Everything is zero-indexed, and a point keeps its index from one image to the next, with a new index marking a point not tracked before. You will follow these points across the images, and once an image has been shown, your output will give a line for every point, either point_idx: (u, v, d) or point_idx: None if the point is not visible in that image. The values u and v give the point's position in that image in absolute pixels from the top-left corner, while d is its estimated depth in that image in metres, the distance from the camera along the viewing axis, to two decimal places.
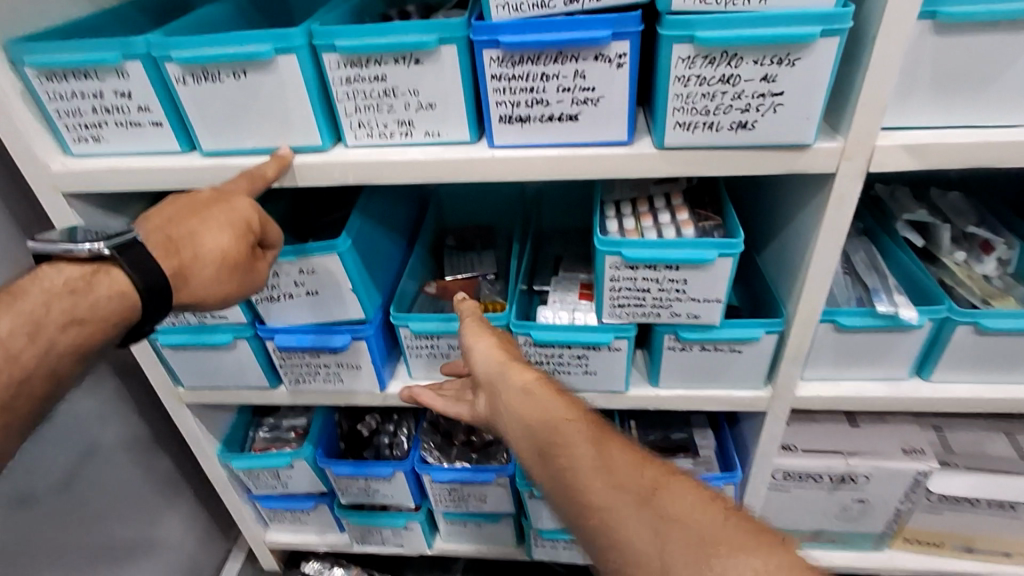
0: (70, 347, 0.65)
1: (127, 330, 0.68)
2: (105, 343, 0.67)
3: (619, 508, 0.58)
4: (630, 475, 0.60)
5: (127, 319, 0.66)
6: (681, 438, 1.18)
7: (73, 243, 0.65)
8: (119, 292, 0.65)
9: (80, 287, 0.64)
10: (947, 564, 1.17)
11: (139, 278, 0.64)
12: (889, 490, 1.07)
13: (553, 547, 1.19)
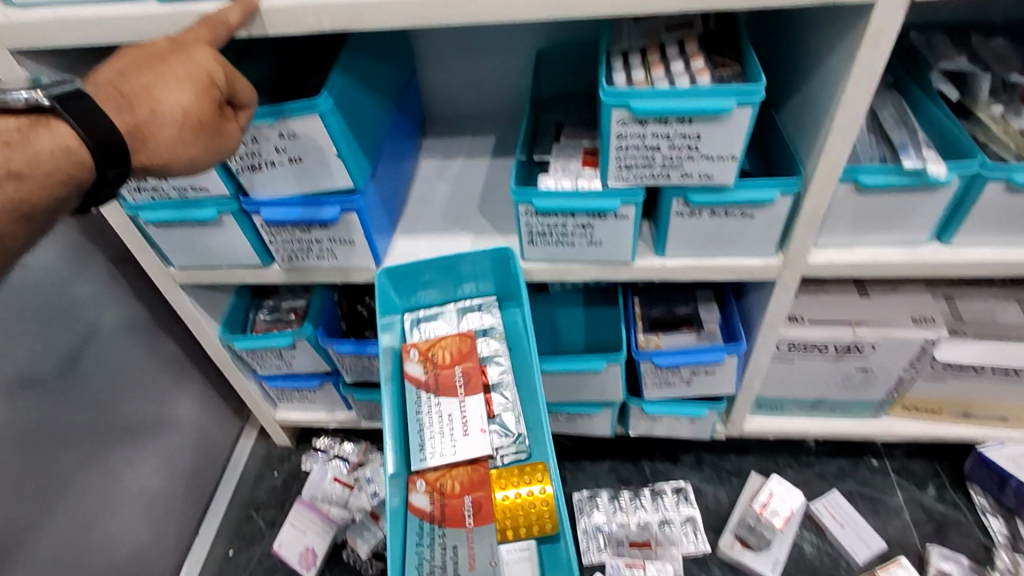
0: (7, 206, 0.57)
1: (79, 195, 0.62)
2: (52, 209, 0.60)
3: None
4: None
5: (76, 179, 0.60)
6: (686, 313, 1.16)
7: (5, 93, 0.58)
8: (62, 147, 0.59)
9: (15, 141, 0.58)
10: (943, 429, 1.19)
11: (88, 130, 0.58)
12: (895, 359, 1.06)
13: (557, 420, 1.22)
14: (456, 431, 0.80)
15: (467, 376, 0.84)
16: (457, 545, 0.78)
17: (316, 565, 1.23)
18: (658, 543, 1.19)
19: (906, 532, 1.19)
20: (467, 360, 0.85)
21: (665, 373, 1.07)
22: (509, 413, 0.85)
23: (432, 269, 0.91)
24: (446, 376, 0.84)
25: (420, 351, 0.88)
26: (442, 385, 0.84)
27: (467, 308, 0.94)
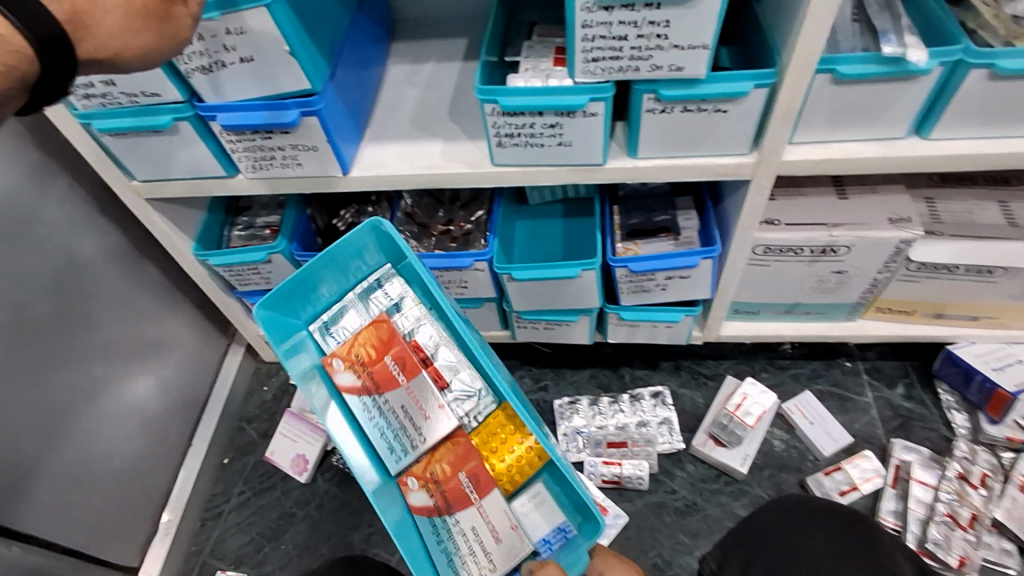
0: None
1: (24, 90, 0.56)
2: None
3: None
4: None
5: (18, 71, 0.54)
6: (665, 221, 1.15)
7: None
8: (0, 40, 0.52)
9: None
10: (915, 330, 1.21)
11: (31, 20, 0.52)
12: (869, 260, 1.06)
13: (536, 330, 1.24)
14: (414, 421, 0.83)
15: (403, 363, 0.85)
16: (474, 526, 0.83)
17: (307, 471, 1.29)
18: (635, 442, 1.24)
19: (872, 427, 1.25)
20: (393, 347, 0.85)
21: (640, 279, 1.07)
22: (461, 373, 0.88)
23: (328, 275, 0.93)
24: (380, 369, 0.85)
25: (345, 358, 0.87)
26: (379, 380, 0.85)
27: (368, 290, 0.93)
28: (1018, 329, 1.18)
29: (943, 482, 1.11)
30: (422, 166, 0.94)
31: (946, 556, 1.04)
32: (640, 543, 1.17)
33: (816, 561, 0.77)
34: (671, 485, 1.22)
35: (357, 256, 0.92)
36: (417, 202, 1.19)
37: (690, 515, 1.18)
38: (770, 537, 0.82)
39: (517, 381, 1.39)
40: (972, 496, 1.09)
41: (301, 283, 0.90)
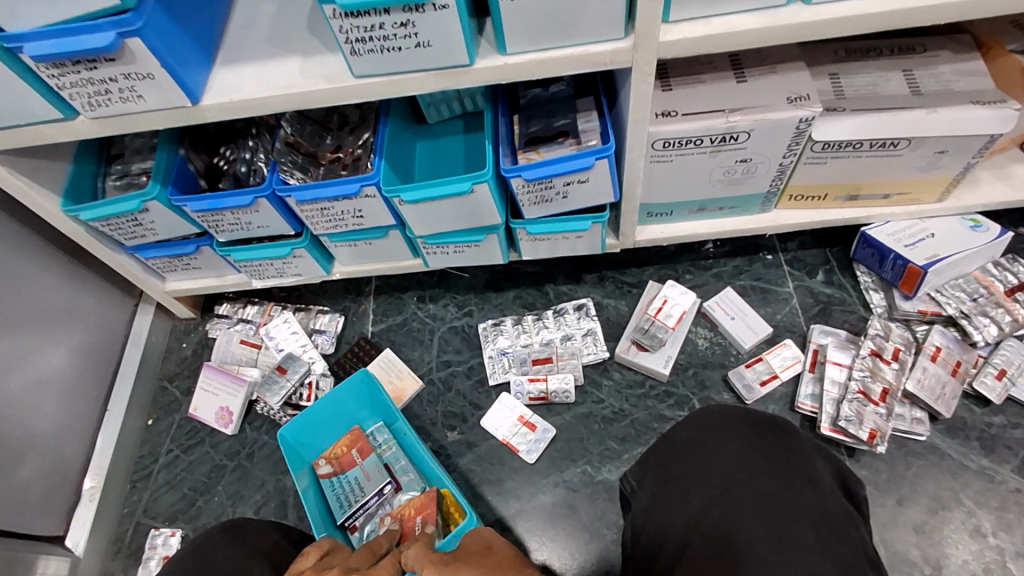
0: None
1: None
2: None
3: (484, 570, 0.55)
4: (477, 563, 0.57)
5: None
6: (564, 126, 1.09)
7: None
8: None
9: None
10: (829, 214, 1.20)
11: None
12: (772, 143, 1.02)
13: (446, 254, 1.20)
14: (360, 482, 1.09)
15: (364, 450, 1.11)
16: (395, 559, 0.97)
17: (233, 422, 1.26)
18: (560, 356, 1.23)
19: (793, 316, 1.25)
20: (358, 441, 1.11)
21: (539, 188, 1.02)
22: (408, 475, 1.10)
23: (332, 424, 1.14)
24: (348, 457, 1.10)
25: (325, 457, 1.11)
26: (344, 465, 1.10)
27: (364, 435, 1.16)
28: (929, 203, 1.17)
29: (857, 360, 1.11)
30: (280, 85, 0.86)
31: (858, 431, 1.05)
32: (570, 454, 1.18)
33: (729, 477, 0.71)
34: (598, 395, 1.22)
35: (354, 399, 1.15)
36: (300, 129, 1.11)
37: (616, 422, 1.19)
38: (683, 456, 0.76)
39: (441, 311, 1.37)
40: (884, 371, 1.10)
41: (307, 420, 1.10)
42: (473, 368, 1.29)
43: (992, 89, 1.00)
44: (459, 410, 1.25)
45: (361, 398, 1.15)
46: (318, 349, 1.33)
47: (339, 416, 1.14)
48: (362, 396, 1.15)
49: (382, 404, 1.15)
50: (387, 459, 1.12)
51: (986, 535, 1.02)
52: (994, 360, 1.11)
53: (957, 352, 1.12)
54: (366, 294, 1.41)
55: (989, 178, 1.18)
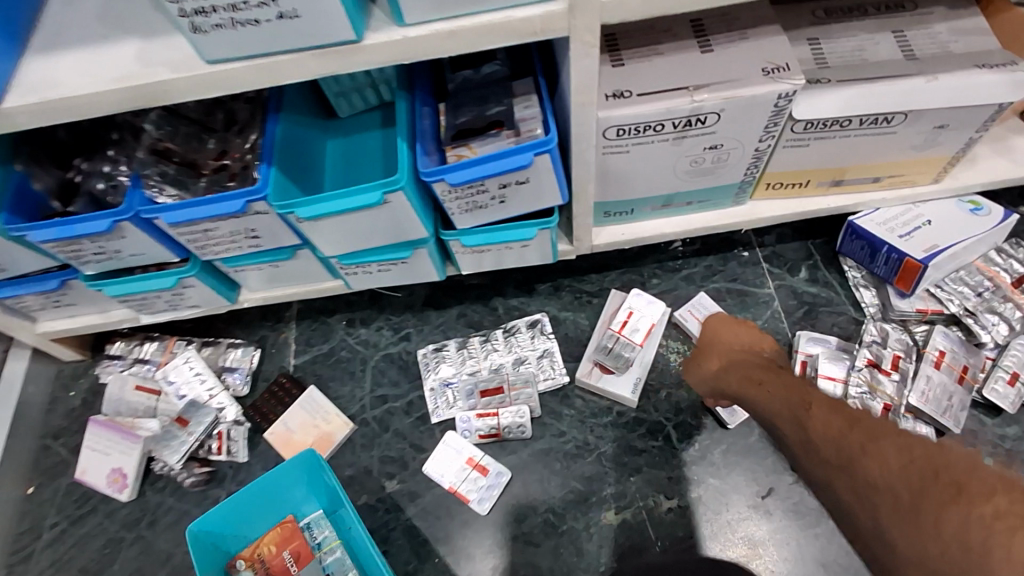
0: None
1: None
2: None
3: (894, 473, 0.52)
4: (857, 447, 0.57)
5: None
6: (500, 114, 0.91)
7: None
8: None
9: None
10: (812, 203, 1.04)
11: None
12: (746, 125, 0.85)
13: (368, 274, 1.01)
14: None
15: (299, 554, 0.94)
16: None
17: (128, 486, 1.06)
18: (512, 386, 1.05)
19: (776, 321, 1.09)
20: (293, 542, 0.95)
21: (468, 194, 0.83)
22: None
23: (261, 510, 0.97)
24: (277, 563, 0.94)
25: (247, 558, 0.95)
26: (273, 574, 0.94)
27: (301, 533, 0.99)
28: (923, 185, 1.02)
29: (852, 374, 0.97)
30: (110, 74, 0.65)
31: None
32: (529, 500, 1.00)
33: None
34: (559, 426, 1.05)
35: (295, 485, 0.98)
36: (172, 133, 0.91)
37: (581, 458, 1.02)
38: None
39: (374, 335, 1.18)
40: (884, 385, 0.96)
41: (232, 510, 0.92)
42: (413, 403, 1.10)
43: (998, 50, 0.85)
44: (397, 455, 1.06)
45: (305, 482, 0.98)
46: (229, 391, 1.13)
47: (272, 503, 0.97)
48: (307, 481, 0.98)
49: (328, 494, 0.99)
50: (328, 566, 0.95)
51: None
52: (1005, 362, 0.97)
53: (963, 355, 0.97)
54: (287, 320, 1.21)
55: (988, 154, 1.03)
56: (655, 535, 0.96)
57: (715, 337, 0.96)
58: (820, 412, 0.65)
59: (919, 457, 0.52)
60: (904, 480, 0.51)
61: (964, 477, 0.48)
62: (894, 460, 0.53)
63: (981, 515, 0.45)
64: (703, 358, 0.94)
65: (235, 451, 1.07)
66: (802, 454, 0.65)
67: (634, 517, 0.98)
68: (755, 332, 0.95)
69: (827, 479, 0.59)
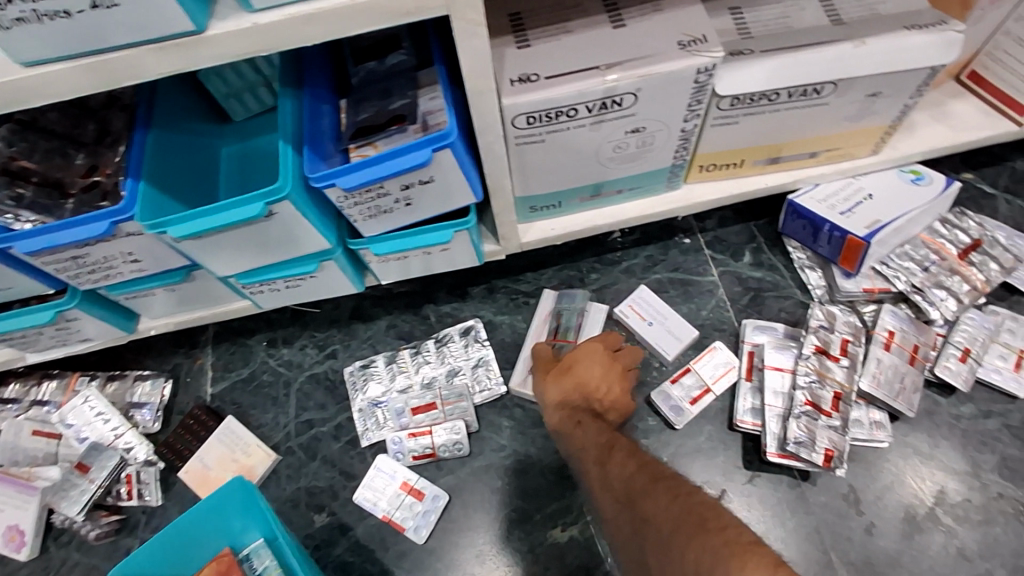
0: None
1: None
2: None
3: (670, 504, 0.63)
4: (630, 490, 0.69)
5: None
6: (403, 107, 0.82)
7: None
8: None
9: None
10: (749, 183, 0.98)
11: None
12: (667, 104, 0.78)
13: (276, 291, 0.92)
14: None
15: None
16: None
17: (26, 545, 0.95)
18: (445, 401, 0.98)
19: (721, 311, 1.03)
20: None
21: (366, 198, 0.75)
22: None
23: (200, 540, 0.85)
24: None
25: None
26: None
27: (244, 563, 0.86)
28: (862, 157, 0.97)
29: (800, 362, 0.91)
30: None
31: (811, 454, 0.85)
32: (469, 523, 0.94)
33: None
34: (499, 441, 0.97)
35: (235, 513, 0.84)
36: (31, 150, 0.80)
37: (523, 474, 0.95)
38: None
39: (298, 355, 1.09)
40: (833, 372, 0.90)
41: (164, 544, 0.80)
42: (342, 427, 1.02)
43: (928, 9, 0.80)
44: (326, 485, 0.98)
45: (244, 511, 0.84)
46: (138, 429, 1.03)
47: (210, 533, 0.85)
48: (247, 510, 0.84)
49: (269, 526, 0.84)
50: None
51: (971, 558, 0.84)
52: (956, 338, 0.93)
53: (913, 334, 0.92)
54: (202, 345, 1.11)
55: (926, 121, 0.99)
56: (604, 550, 0.90)
57: (571, 364, 0.88)
58: (620, 456, 0.75)
59: (674, 499, 0.63)
60: (669, 520, 0.60)
61: (710, 515, 0.58)
62: (662, 500, 0.63)
63: (698, 539, 0.56)
64: (562, 379, 0.88)
65: (146, 495, 0.98)
66: (600, 491, 0.75)
67: (581, 533, 0.91)
68: (615, 372, 0.88)
69: (615, 511, 0.70)
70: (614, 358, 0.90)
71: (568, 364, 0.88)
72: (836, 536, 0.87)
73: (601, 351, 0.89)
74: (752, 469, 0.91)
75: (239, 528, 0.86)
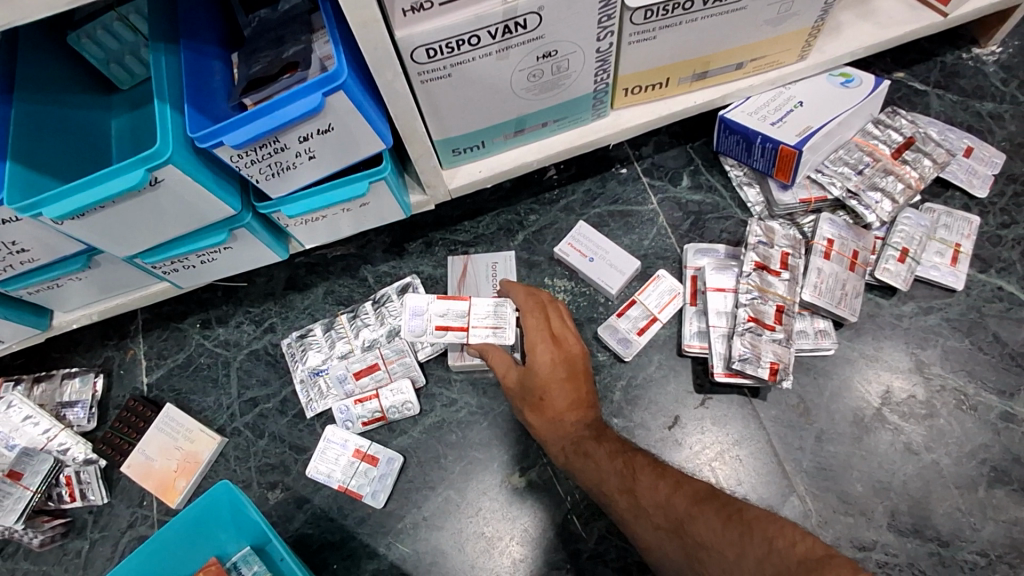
0: None
1: None
2: None
3: (724, 530, 0.60)
4: (670, 511, 0.65)
5: None
6: (296, 54, 0.74)
7: None
8: None
9: None
10: (678, 103, 0.94)
11: None
12: (574, 22, 0.73)
13: (192, 268, 0.86)
14: None
15: None
16: None
17: None
18: (387, 360, 0.95)
19: (662, 239, 1.01)
20: None
21: (261, 155, 0.70)
22: None
23: (192, 564, 0.82)
24: None
25: None
26: None
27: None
28: (790, 63, 0.93)
29: (740, 281, 0.89)
30: None
31: (757, 370, 0.84)
32: (426, 480, 0.92)
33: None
34: (449, 395, 0.95)
35: (221, 523, 0.83)
36: None
37: (476, 425, 0.94)
38: None
39: (235, 334, 1.04)
40: (775, 287, 0.88)
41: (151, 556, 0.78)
42: (288, 401, 0.99)
43: None
44: (277, 461, 0.96)
45: (230, 517, 0.83)
46: (72, 429, 0.98)
47: (199, 551, 0.82)
48: (233, 517, 0.82)
49: (255, 527, 0.82)
50: None
51: (918, 451, 0.86)
52: (894, 240, 0.92)
53: (852, 240, 0.91)
54: (132, 335, 1.05)
55: (852, 20, 0.95)
56: (563, 490, 0.90)
57: (542, 396, 0.76)
58: (646, 478, 0.69)
59: (723, 513, 0.62)
60: (734, 549, 0.59)
61: (775, 533, 0.58)
62: (719, 524, 0.61)
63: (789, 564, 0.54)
64: (541, 412, 0.77)
65: (90, 494, 0.94)
66: (632, 519, 0.68)
67: (539, 476, 0.91)
68: (580, 367, 0.77)
69: (656, 541, 0.65)
70: (564, 342, 0.77)
71: (540, 400, 0.75)
72: (787, 447, 0.87)
73: (562, 364, 0.75)
74: (703, 392, 0.91)
75: (229, 540, 0.83)
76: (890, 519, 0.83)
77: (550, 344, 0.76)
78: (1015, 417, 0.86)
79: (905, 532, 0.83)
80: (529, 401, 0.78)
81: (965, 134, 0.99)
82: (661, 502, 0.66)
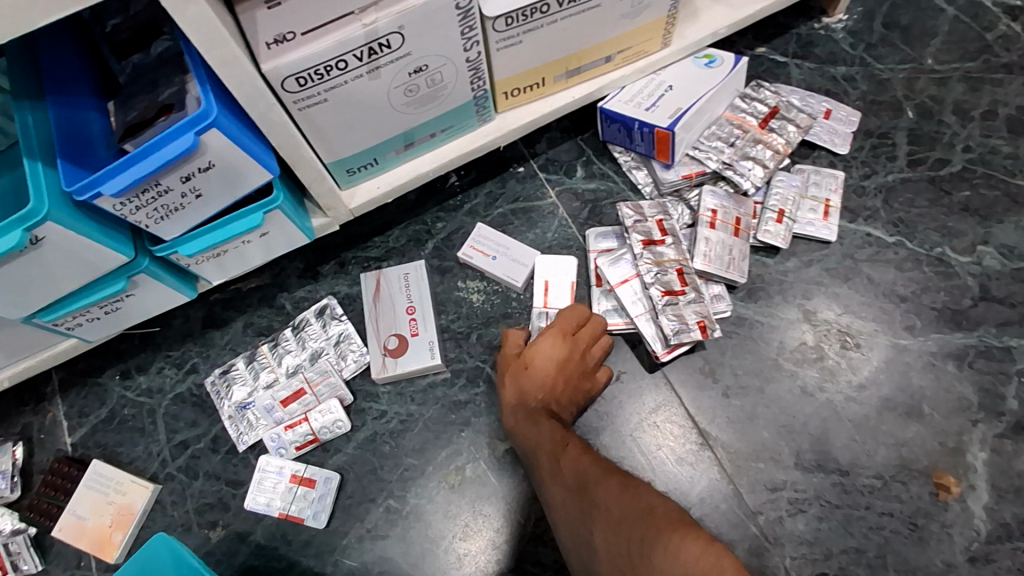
0: None
1: None
2: None
3: (619, 492, 0.69)
4: (585, 475, 0.74)
5: None
6: (170, 96, 0.75)
7: None
8: None
9: None
10: (558, 99, 0.99)
11: None
12: (437, 36, 0.77)
13: (97, 319, 0.86)
14: None
15: None
16: None
17: None
18: (312, 383, 0.96)
19: (565, 229, 1.06)
20: None
21: (144, 199, 0.71)
22: None
23: None
24: None
25: None
26: None
27: None
28: (655, 51, 0.99)
29: (638, 263, 0.94)
30: None
31: (689, 334, 0.90)
32: (366, 493, 0.94)
33: None
34: (379, 408, 0.98)
35: None
36: None
37: (408, 432, 0.96)
38: None
39: (157, 379, 1.03)
40: (666, 254, 0.94)
41: None
42: (219, 438, 0.99)
43: None
44: (214, 499, 0.96)
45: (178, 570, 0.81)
46: None
47: None
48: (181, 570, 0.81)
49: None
50: None
51: (813, 393, 0.93)
52: (770, 203, 1.00)
53: (733, 208, 0.98)
54: (49, 397, 1.03)
55: (708, 4, 1.02)
56: (499, 480, 0.94)
57: (528, 364, 0.87)
58: (576, 452, 0.78)
59: (623, 481, 0.71)
60: (619, 506, 0.67)
61: (654, 502, 0.66)
62: (616, 488, 0.70)
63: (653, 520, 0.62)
64: (516, 379, 0.87)
65: (23, 564, 0.93)
66: (549, 480, 0.78)
67: (474, 471, 0.94)
68: (571, 364, 0.87)
69: (564, 502, 0.74)
70: (570, 340, 0.88)
71: (525, 365, 0.86)
72: (699, 407, 0.94)
73: (557, 357, 0.87)
74: (654, 369, 0.95)
75: None
76: (796, 459, 0.91)
77: (556, 336, 0.88)
78: (893, 348, 0.95)
79: (810, 469, 0.90)
80: (513, 365, 0.88)
81: (823, 97, 1.08)
82: (580, 470, 0.75)
